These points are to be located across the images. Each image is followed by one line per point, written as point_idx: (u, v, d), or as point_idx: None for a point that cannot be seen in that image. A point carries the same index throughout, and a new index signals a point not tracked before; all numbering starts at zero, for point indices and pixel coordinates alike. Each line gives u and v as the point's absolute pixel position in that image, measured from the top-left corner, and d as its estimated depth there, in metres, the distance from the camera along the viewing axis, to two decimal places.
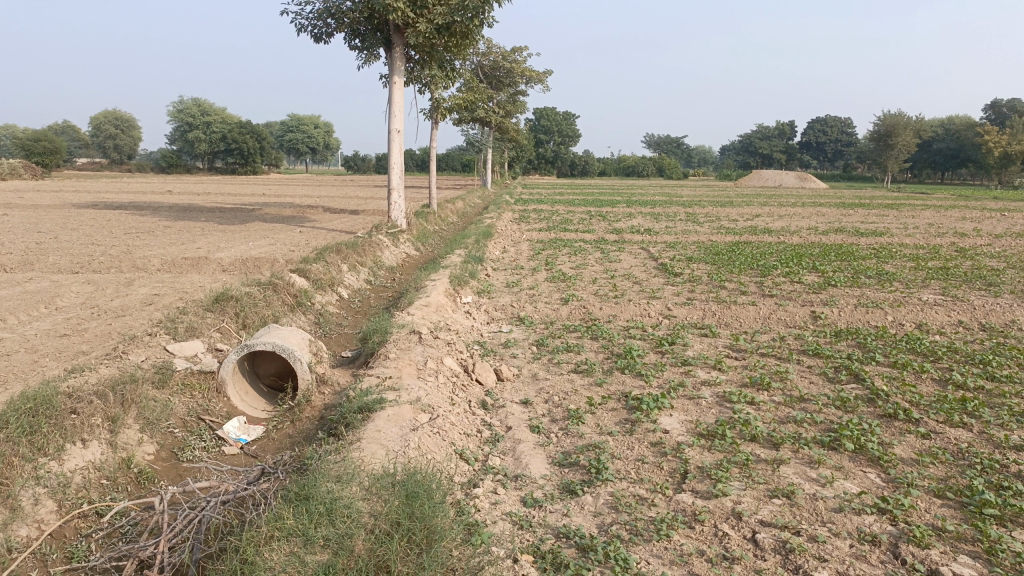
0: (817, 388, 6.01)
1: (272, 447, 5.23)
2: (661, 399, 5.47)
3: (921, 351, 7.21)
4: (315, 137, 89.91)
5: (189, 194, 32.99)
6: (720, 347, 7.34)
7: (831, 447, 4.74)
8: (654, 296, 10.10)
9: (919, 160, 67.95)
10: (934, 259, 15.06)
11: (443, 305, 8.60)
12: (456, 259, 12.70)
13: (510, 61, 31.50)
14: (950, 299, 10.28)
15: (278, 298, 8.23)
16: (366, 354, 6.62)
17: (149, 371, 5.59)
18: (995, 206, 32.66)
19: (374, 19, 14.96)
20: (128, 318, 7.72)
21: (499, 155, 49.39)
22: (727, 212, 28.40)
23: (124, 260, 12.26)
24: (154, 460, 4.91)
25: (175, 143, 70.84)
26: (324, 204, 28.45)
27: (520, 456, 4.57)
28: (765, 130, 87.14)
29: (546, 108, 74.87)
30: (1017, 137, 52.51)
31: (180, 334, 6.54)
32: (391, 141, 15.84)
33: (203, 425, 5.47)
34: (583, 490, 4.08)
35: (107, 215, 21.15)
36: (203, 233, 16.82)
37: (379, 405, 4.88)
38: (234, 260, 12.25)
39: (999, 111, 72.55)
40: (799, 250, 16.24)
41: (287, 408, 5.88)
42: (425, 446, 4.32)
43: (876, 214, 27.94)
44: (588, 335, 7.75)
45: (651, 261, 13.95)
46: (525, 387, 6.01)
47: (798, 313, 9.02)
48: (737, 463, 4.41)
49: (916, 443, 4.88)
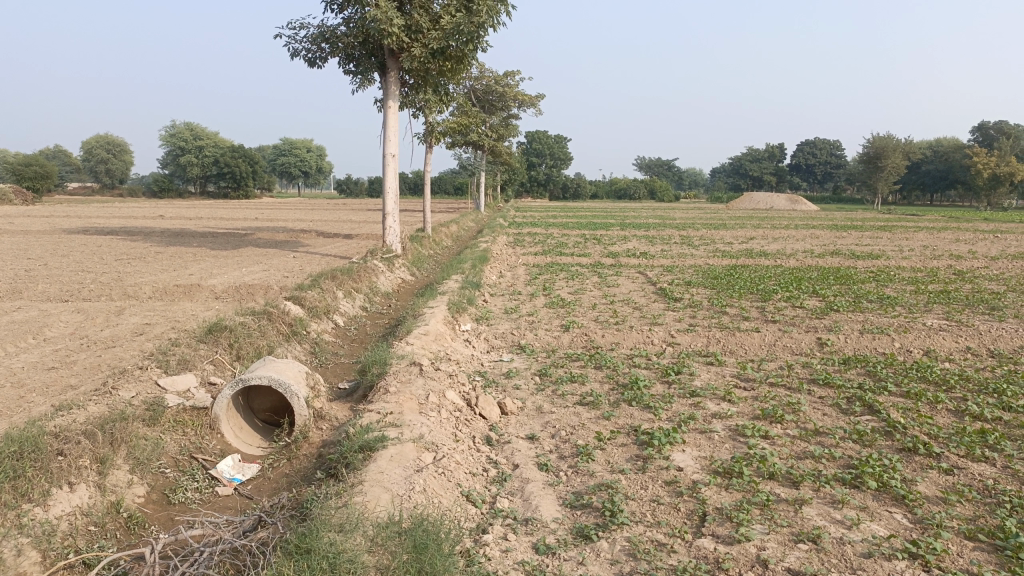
0: (831, 420, 5.83)
1: (267, 488, 5.00)
2: (673, 434, 5.28)
3: (933, 379, 7.04)
4: (308, 161, 89.96)
5: (180, 219, 32.79)
6: (728, 377, 7.16)
7: (853, 485, 4.56)
8: (655, 322, 9.93)
9: (909, 182, 68.36)
10: (933, 282, 14.95)
11: (442, 333, 8.40)
12: (453, 284, 12.52)
13: (504, 85, 31.53)
14: (954, 324, 10.14)
15: (273, 328, 8.02)
16: (365, 387, 6.41)
17: (139, 408, 5.37)
18: (987, 227, 32.79)
19: (369, 44, 14.87)
20: (119, 350, 7.49)
21: (491, 178, 49.42)
22: (721, 235, 28.37)
23: (116, 287, 12.05)
24: (144, 503, 4.69)
25: (166, 166, 70.70)
26: (317, 227, 28.29)
27: (529, 497, 4.36)
28: (755, 152, 87.62)
29: (538, 132, 75.10)
30: (1005, 159, 52.80)
31: (172, 367, 6.32)
32: (386, 165, 15.70)
33: (195, 464, 5.25)
34: (598, 536, 3.88)
35: (98, 240, 20.88)
36: (195, 259, 16.58)
37: (381, 443, 4.67)
38: (227, 287, 12.06)
39: (987, 133, 73.09)
40: (798, 273, 16.11)
41: (283, 444, 5.66)
42: (431, 489, 4.12)
43: (870, 236, 27.99)
44: (592, 364, 7.55)
45: (650, 286, 13.78)
46: (530, 420, 5.81)
47: (804, 340, 8.85)
48: (758, 504, 4.22)
49: (939, 480, 4.69)
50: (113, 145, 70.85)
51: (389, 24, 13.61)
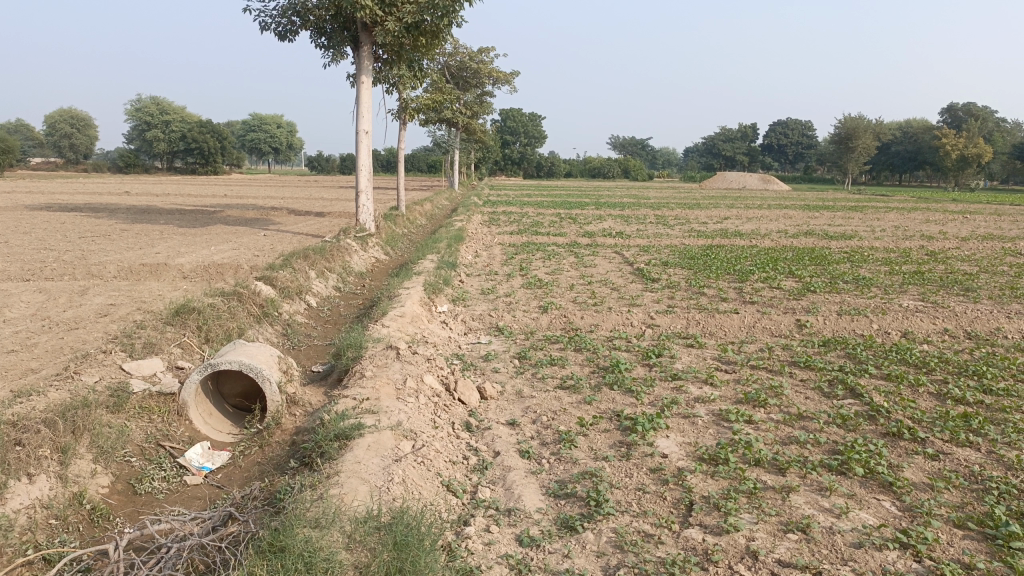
0: (814, 405, 5.76)
1: (239, 477, 4.83)
2: (656, 419, 5.17)
3: (913, 362, 7.01)
4: (278, 137, 88.63)
5: (146, 195, 32.10)
6: (709, 359, 7.07)
7: (839, 472, 4.49)
8: (634, 303, 9.82)
9: (878, 163, 69.01)
10: (906, 263, 15.03)
11: (418, 315, 8.22)
12: (429, 264, 12.32)
13: (477, 61, 31.20)
14: (930, 305, 10.16)
15: (243, 309, 7.78)
16: (339, 371, 6.23)
17: (102, 394, 5.14)
18: (953, 209, 33.18)
19: (341, 17, 14.51)
20: (82, 332, 7.21)
21: (464, 156, 48.98)
22: (696, 214, 28.38)
23: (79, 266, 11.68)
24: (108, 494, 4.50)
25: (133, 142, 69.23)
26: (288, 205, 27.85)
27: (511, 486, 4.23)
28: (728, 132, 87.84)
29: (512, 109, 74.64)
30: (973, 140, 53.45)
31: (137, 351, 6.08)
32: (359, 142, 15.38)
33: (162, 453, 5.05)
34: (583, 527, 3.76)
35: (61, 218, 20.31)
36: (162, 237, 16.17)
37: (357, 432, 4.50)
38: (195, 266, 11.74)
39: (955, 115, 73.93)
40: (773, 254, 16.13)
41: (254, 431, 5.47)
42: (411, 479, 3.96)
43: (842, 216, 28.20)
44: (572, 346, 7.42)
45: (627, 267, 13.69)
46: (510, 406, 5.68)
47: (783, 321, 8.81)
48: (745, 492, 4.12)
49: (925, 466, 4.65)
50: (77, 119, 69.18)
51: None
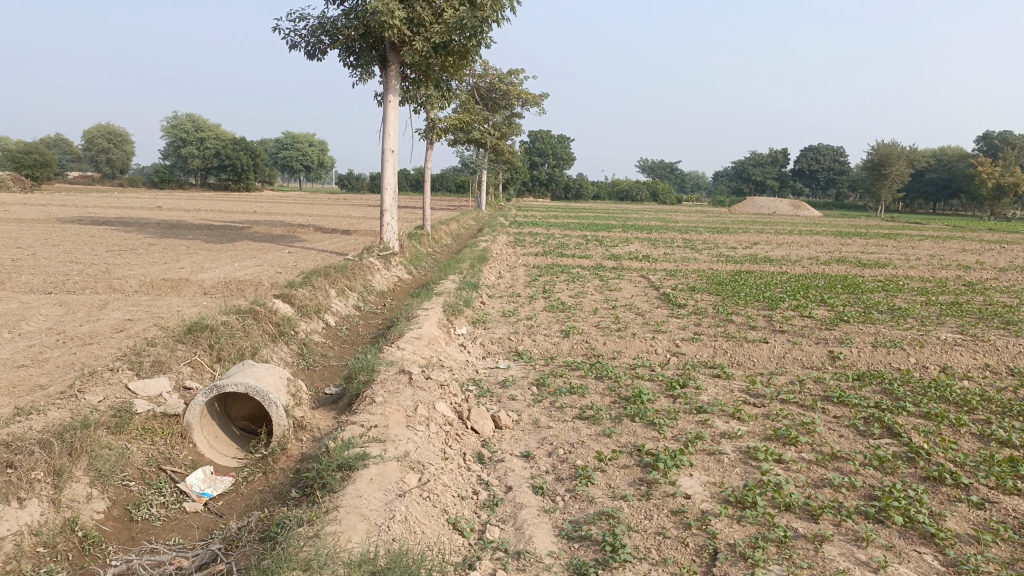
0: (848, 444, 5.43)
1: (239, 506, 4.62)
2: (679, 455, 4.89)
3: (953, 399, 6.65)
4: (310, 156, 89.57)
5: (177, 210, 32.35)
6: (736, 391, 6.76)
7: (877, 520, 4.17)
8: (659, 330, 9.53)
9: (912, 190, 67.95)
10: (943, 293, 14.58)
11: (436, 337, 8.00)
12: (451, 284, 12.13)
13: (507, 83, 31.24)
14: (969, 338, 9.74)
15: (258, 328, 7.61)
16: (350, 395, 6.03)
17: (103, 414, 4.96)
18: (991, 238, 32.43)
19: (370, 37, 14.48)
20: (95, 347, 7.08)
21: (493, 176, 48.99)
22: (725, 239, 27.99)
23: (101, 280, 11.65)
24: (103, 520, 4.30)
25: (167, 158, 70.38)
26: (315, 223, 27.90)
27: (522, 525, 3.97)
28: (758, 156, 87.21)
29: (542, 131, 74.87)
30: (1010, 169, 52.44)
31: (144, 370, 5.91)
32: (385, 160, 15.30)
33: (162, 477, 4.85)
34: (598, 574, 3.48)
35: (90, 231, 20.46)
36: (187, 252, 16.17)
37: (362, 462, 4.28)
38: (217, 282, 11.66)
39: (991, 144, 72.84)
40: (804, 281, 15.74)
41: (259, 456, 5.28)
42: (414, 517, 3.72)
43: (875, 244, 27.62)
44: (593, 374, 7.15)
45: (653, 291, 13.40)
46: (526, 437, 5.43)
47: (815, 353, 8.46)
48: (774, 540, 3.83)
49: (970, 515, 4.31)
50: (113, 135, 70.44)
51: (391, 16, 13.19)
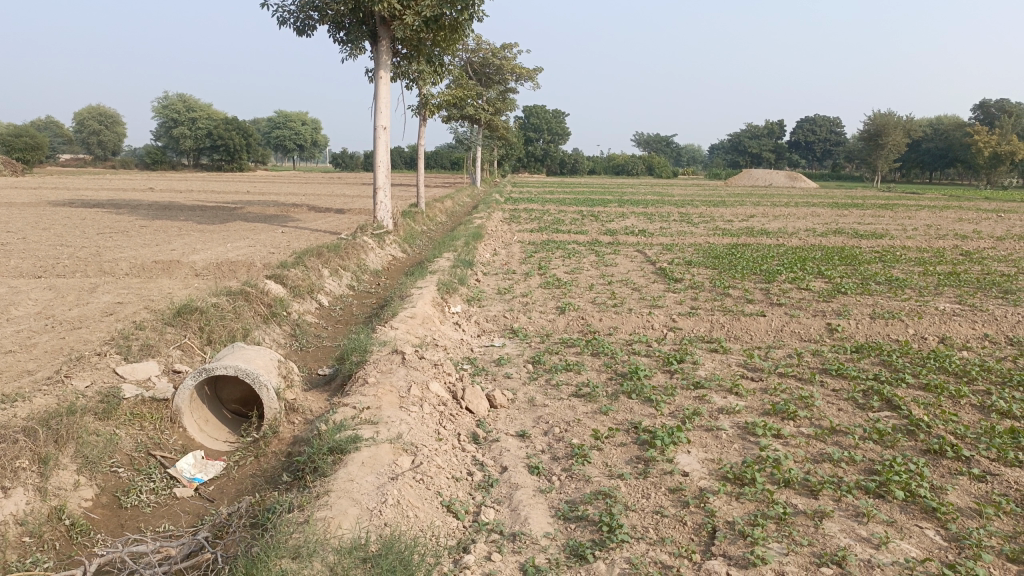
0: (848, 418, 5.36)
1: (231, 491, 4.55)
2: (677, 432, 4.81)
3: (953, 370, 6.58)
4: (303, 135, 88.95)
5: (170, 191, 32.10)
6: (734, 366, 6.68)
7: (877, 495, 4.11)
8: (656, 305, 9.44)
9: (908, 160, 67.69)
10: (941, 263, 14.50)
11: (430, 316, 7.90)
12: (445, 262, 12.02)
13: (500, 57, 30.90)
14: (968, 308, 9.67)
15: (249, 309, 7.51)
16: (343, 376, 5.95)
17: (90, 400, 4.88)
18: (988, 207, 32.29)
19: (360, 12, 14.24)
20: (84, 331, 6.97)
21: (488, 152, 48.70)
22: (722, 212, 27.86)
23: (92, 263, 11.52)
24: (91, 507, 4.22)
25: (159, 138, 69.81)
26: (309, 202, 27.66)
27: (517, 507, 3.90)
28: (754, 128, 86.74)
29: (536, 106, 74.40)
30: (1006, 137, 52.18)
31: (133, 354, 5.81)
32: (377, 138, 15.10)
33: (151, 463, 4.77)
34: (594, 556, 3.42)
35: (82, 213, 20.26)
36: (180, 233, 16.02)
37: (353, 445, 4.20)
38: (209, 263, 11.54)
39: (988, 112, 72.53)
40: (801, 253, 15.66)
41: (251, 440, 5.20)
42: (406, 500, 3.65)
43: (872, 215, 27.49)
44: (588, 350, 7.08)
45: (649, 266, 13.31)
46: (521, 415, 5.35)
47: (813, 325, 8.38)
48: (773, 517, 3.77)
49: (972, 489, 4.25)
50: (105, 117, 69.86)
51: None
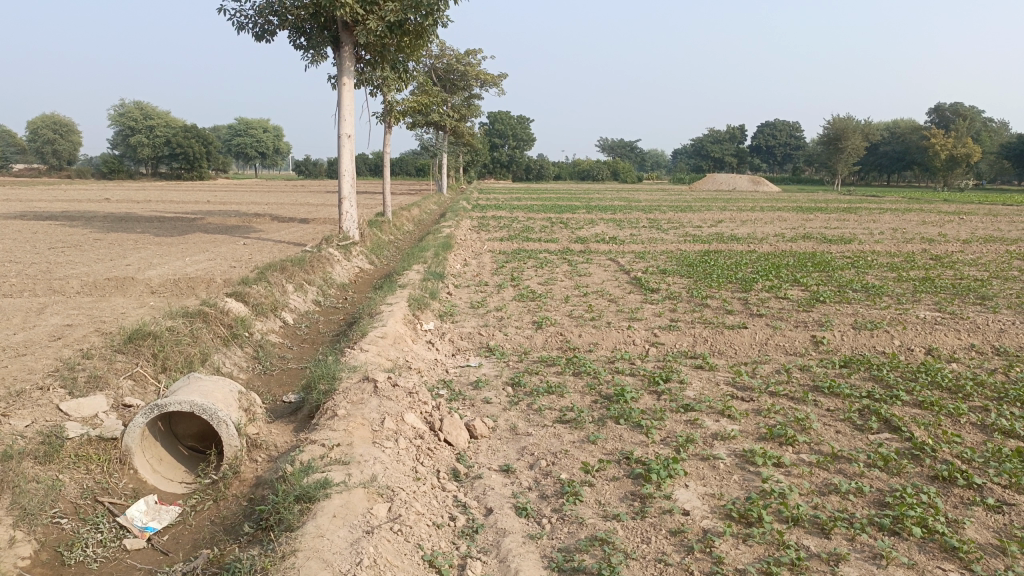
0: (848, 442, 5.08)
1: (187, 542, 4.13)
2: (673, 464, 4.48)
3: (946, 385, 6.34)
4: (265, 142, 87.77)
5: (127, 201, 31.23)
6: (722, 385, 6.38)
7: (893, 531, 3.82)
8: (634, 318, 9.13)
9: (867, 163, 68.78)
10: (914, 268, 14.43)
11: (402, 335, 7.50)
12: (414, 275, 11.62)
13: (465, 64, 30.60)
14: (948, 316, 9.51)
15: (208, 331, 7.03)
16: (309, 407, 5.54)
17: (29, 443, 4.40)
18: (949, 208, 32.74)
19: (321, 16, 13.77)
20: (28, 358, 6.44)
21: (453, 159, 48.42)
22: (690, 218, 27.79)
23: (41, 281, 10.90)
24: (29, 567, 3.75)
25: (115, 147, 68.10)
26: (272, 211, 27.00)
27: (506, 557, 3.55)
28: (715, 133, 87.43)
29: (500, 112, 74.26)
30: (962, 140, 53.07)
31: (79, 388, 5.32)
32: (342, 146, 14.64)
33: (99, 510, 4.31)
34: None
35: (33, 226, 19.43)
36: (136, 247, 15.36)
37: (323, 491, 3.81)
38: (166, 280, 10.98)
39: (944, 116, 74.10)
40: (773, 259, 15.53)
41: (209, 481, 4.77)
42: (385, 559, 3.28)
43: (837, 218, 27.61)
44: (570, 370, 6.74)
45: (623, 275, 13.04)
46: (504, 447, 5.00)
47: (798, 338, 8.13)
48: (787, 563, 3.45)
49: (990, 522, 3.98)
50: (59, 125, 68.20)
51: None
